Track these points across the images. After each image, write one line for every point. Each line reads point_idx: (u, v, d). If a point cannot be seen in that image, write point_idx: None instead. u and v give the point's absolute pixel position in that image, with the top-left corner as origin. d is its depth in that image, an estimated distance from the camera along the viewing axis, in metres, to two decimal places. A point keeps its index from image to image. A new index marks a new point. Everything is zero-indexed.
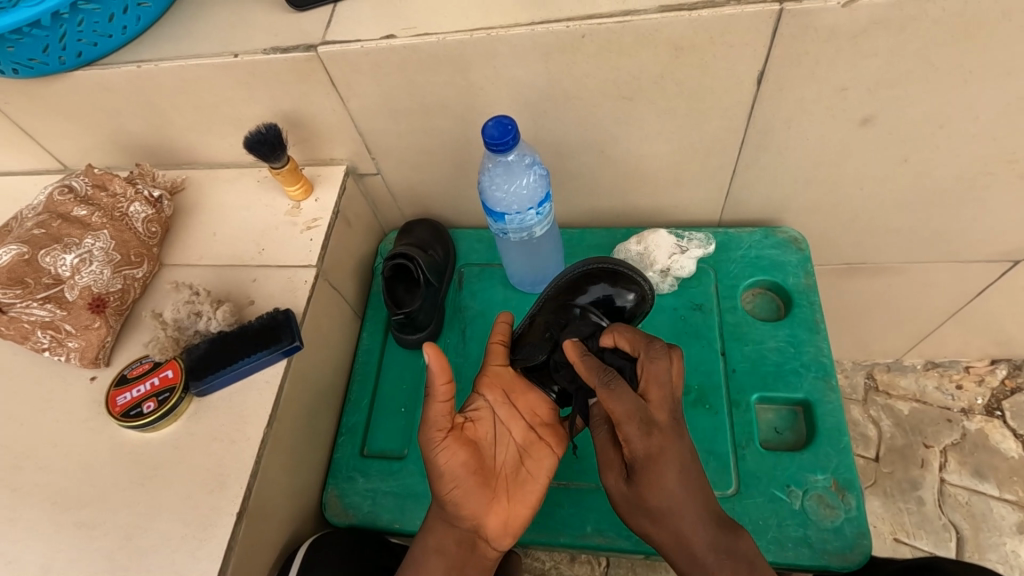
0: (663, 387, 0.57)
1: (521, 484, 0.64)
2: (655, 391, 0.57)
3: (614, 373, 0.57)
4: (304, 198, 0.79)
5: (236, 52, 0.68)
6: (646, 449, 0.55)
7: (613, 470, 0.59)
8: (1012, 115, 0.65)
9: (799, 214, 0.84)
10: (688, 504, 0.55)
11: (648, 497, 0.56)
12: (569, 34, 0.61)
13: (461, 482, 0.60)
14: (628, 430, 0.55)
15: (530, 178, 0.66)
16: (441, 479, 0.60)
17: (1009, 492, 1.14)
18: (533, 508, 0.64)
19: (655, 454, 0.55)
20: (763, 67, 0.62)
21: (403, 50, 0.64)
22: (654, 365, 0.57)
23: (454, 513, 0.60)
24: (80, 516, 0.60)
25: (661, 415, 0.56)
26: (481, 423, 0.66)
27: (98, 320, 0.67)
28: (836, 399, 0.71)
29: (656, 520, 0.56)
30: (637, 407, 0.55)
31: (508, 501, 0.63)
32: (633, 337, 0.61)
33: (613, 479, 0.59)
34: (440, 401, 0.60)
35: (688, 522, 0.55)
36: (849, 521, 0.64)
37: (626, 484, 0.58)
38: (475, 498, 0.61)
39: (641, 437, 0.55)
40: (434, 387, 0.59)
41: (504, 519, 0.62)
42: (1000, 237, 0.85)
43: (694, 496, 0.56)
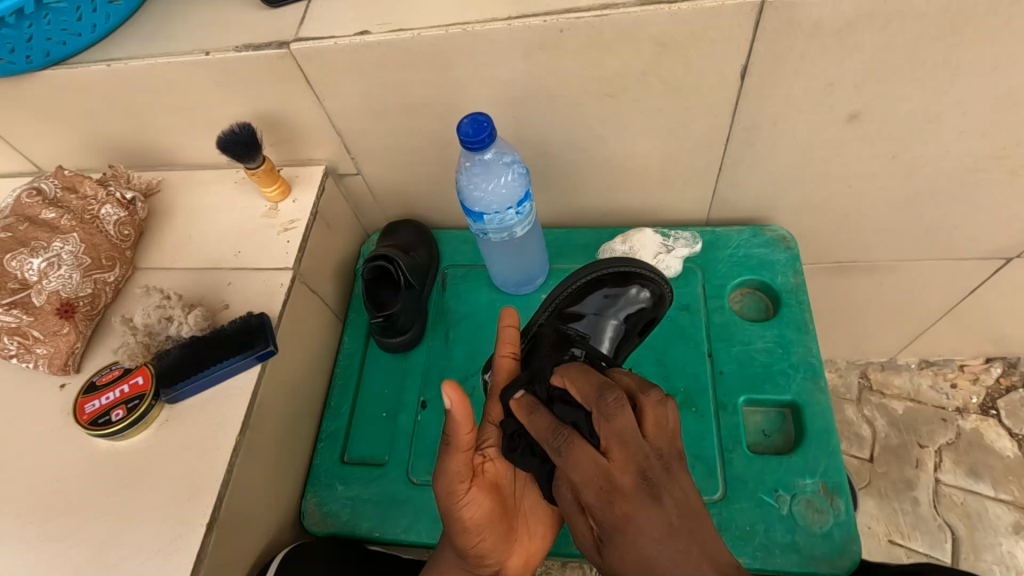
0: (657, 434, 0.49)
1: (541, 518, 0.62)
2: (651, 424, 0.49)
3: (614, 391, 0.50)
4: (281, 200, 0.77)
5: (208, 50, 0.66)
6: (611, 516, 0.48)
7: (585, 533, 0.52)
8: (1002, 110, 0.64)
9: (788, 212, 0.82)
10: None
11: (625, 575, 0.48)
12: (548, 29, 0.59)
13: (488, 533, 0.56)
14: (624, 481, 0.47)
15: (509, 177, 0.65)
16: (467, 533, 0.55)
17: (1005, 492, 1.13)
18: (551, 540, 0.62)
19: (621, 522, 0.47)
20: (747, 62, 0.61)
21: (379, 47, 0.63)
22: (647, 411, 0.50)
23: (478, 563, 0.57)
24: (47, 528, 0.58)
25: (660, 474, 0.47)
26: (499, 460, 0.61)
27: (66, 326, 0.65)
28: (826, 401, 0.69)
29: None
30: (603, 471, 0.48)
31: (528, 537, 0.61)
32: (638, 382, 0.54)
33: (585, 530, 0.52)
34: (461, 451, 0.54)
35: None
36: (837, 526, 0.62)
37: (597, 555, 0.51)
38: (500, 545, 0.57)
39: (603, 503, 0.48)
40: (456, 439, 0.53)
41: (525, 556, 0.60)
42: (993, 234, 0.84)
43: (712, 575, 0.45)
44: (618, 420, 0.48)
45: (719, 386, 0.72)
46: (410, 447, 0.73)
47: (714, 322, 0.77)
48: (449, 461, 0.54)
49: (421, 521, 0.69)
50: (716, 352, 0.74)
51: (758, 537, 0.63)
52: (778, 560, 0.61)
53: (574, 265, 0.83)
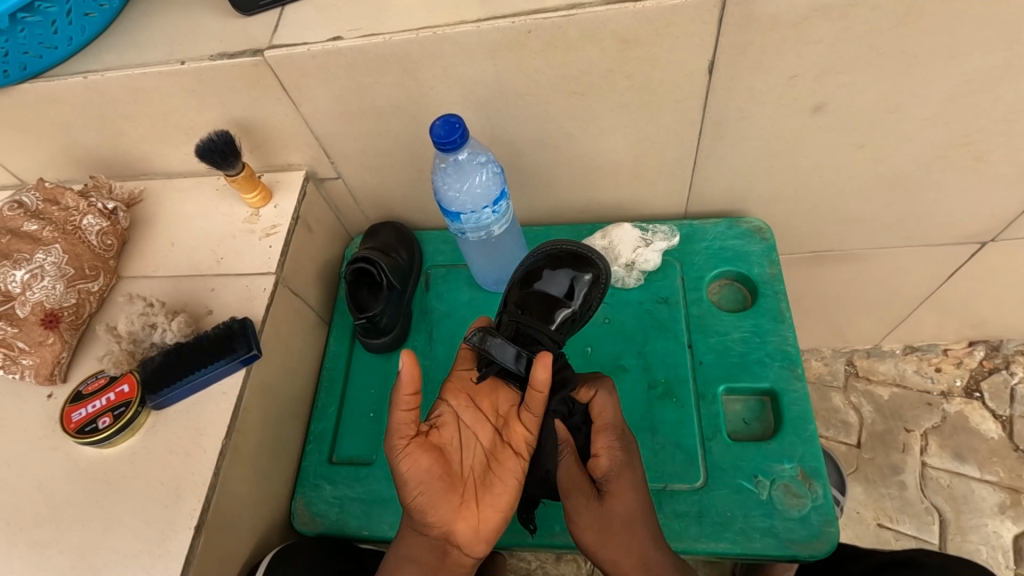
0: (616, 428, 0.61)
1: (489, 488, 0.59)
2: (605, 417, 0.62)
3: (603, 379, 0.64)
4: (262, 205, 0.78)
5: (183, 59, 0.67)
6: (613, 467, 0.61)
7: (579, 488, 0.60)
8: (963, 97, 0.65)
9: (763, 203, 0.83)
10: (641, 525, 0.59)
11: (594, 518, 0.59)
12: (516, 30, 0.60)
13: (429, 490, 0.56)
14: (613, 442, 0.61)
15: (483, 176, 0.66)
16: (405, 488, 0.55)
17: (990, 473, 1.14)
18: (508, 512, 0.59)
19: (615, 477, 0.60)
20: (712, 57, 0.62)
21: (351, 52, 0.64)
22: (606, 402, 0.62)
23: (423, 522, 0.57)
24: (35, 535, 0.59)
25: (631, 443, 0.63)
26: (446, 427, 0.60)
27: (51, 336, 0.66)
28: (802, 388, 0.71)
29: (618, 538, 0.58)
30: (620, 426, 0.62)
31: (479, 505, 0.58)
32: (587, 378, 0.65)
33: (581, 503, 0.59)
34: (403, 410, 0.55)
35: (636, 544, 0.58)
36: (815, 509, 0.64)
37: (597, 506, 0.59)
38: (442, 506, 0.56)
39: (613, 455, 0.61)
40: (403, 394, 0.54)
41: (475, 524, 0.58)
42: (967, 219, 0.85)
43: (646, 529, 0.59)
44: (604, 418, 0.62)
45: (698, 376, 0.73)
46: None
47: (692, 314, 0.78)
48: (395, 416, 0.55)
49: None
50: (695, 344, 0.75)
51: (737, 522, 0.64)
52: (757, 544, 0.63)
53: None
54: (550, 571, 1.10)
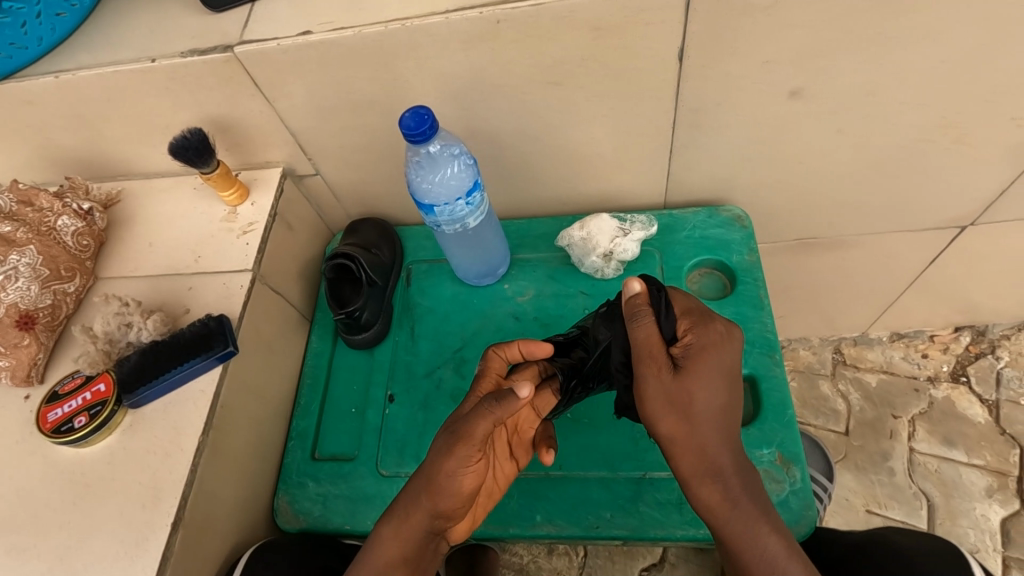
0: (696, 310, 0.60)
1: (488, 497, 0.62)
2: (683, 302, 0.61)
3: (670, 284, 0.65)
4: (240, 203, 0.78)
5: (154, 57, 0.67)
6: (711, 338, 0.57)
7: (654, 363, 0.56)
8: (935, 80, 0.65)
9: (741, 191, 0.83)
10: (724, 410, 0.56)
11: (694, 394, 0.55)
12: (485, 21, 0.60)
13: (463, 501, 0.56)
14: (692, 320, 0.59)
15: (456, 168, 0.66)
16: (450, 496, 0.55)
17: (977, 457, 1.15)
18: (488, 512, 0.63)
19: (715, 348, 0.57)
20: (683, 44, 0.62)
21: (322, 46, 0.63)
22: (682, 293, 0.63)
23: (433, 525, 0.57)
24: (15, 538, 0.59)
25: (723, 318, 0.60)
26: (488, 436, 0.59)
27: (27, 338, 0.66)
28: (781, 373, 0.71)
29: (694, 417, 0.55)
30: (695, 306, 0.61)
31: (477, 507, 0.61)
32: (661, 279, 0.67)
33: (652, 374, 0.56)
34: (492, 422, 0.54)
35: (715, 429, 0.56)
36: (794, 494, 0.64)
37: (674, 377, 0.56)
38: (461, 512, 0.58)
39: (700, 328, 0.58)
40: (506, 412, 0.54)
41: (470, 521, 0.61)
42: (946, 204, 0.85)
43: (725, 417, 0.56)
44: (686, 300, 0.62)
45: None
46: (379, 442, 0.74)
47: None
48: (481, 424, 0.54)
49: None
50: None
51: None
52: None
53: (535, 255, 0.84)
54: (542, 564, 1.10)
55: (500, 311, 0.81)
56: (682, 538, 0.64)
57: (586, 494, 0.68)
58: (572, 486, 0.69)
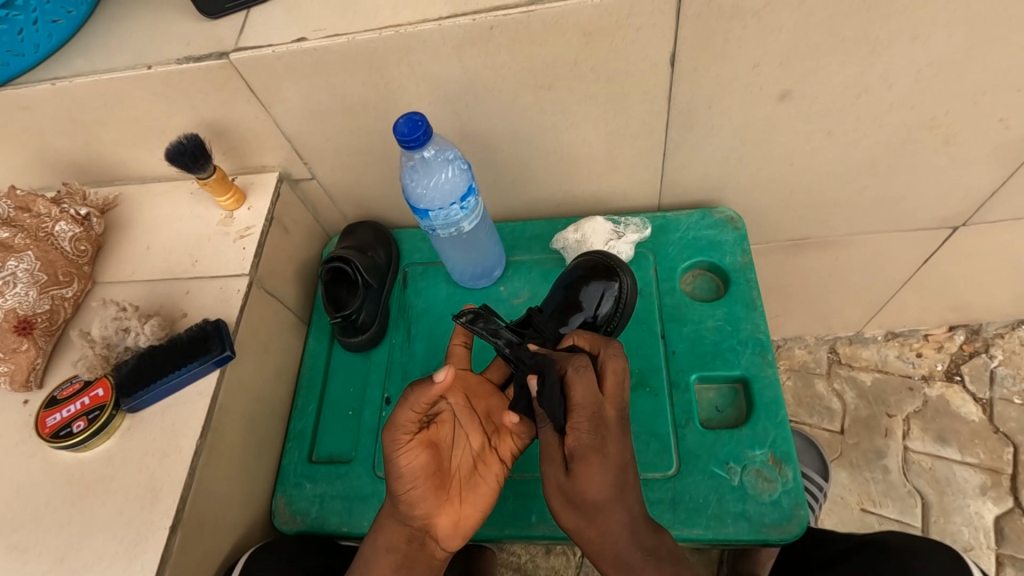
0: (592, 406, 0.53)
1: (475, 486, 0.62)
2: (581, 392, 0.53)
3: (580, 357, 0.55)
4: (236, 207, 0.78)
5: (150, 63, 0.67)
6: (594, 440, 0.53)
7: (552, 461, 0.55)
8: (923, 82, 0.66)
9: (733, 193, 0.84)
10: (616, 504, 0.53)
11: (586, 494, 0.53)
12: (478, 27, 0.61)
13: (421, 484, 0.57)
14: (580, 417, 0.53)
15: (451, 173, 0.66)
16: (400, 479, 0.57)
17: (971, 455, 1.16)
18: (485, 512, 0.62)
19: (592, 453, 0.52)
20: (674, 49, 0.63)
21: (316, 52, 0.64)
22: (579, 376, 0.53)
23: (407, 513, 0.58)
24: (14, 539, 0.60)
25: (613, 411, 0.54)
26: (443, 425, 0.62)
27: (25, 343, 0.66)
28: (773, 373, 0.71)
29: (586, 514, 0.54)
30: (596, 399, 0.53)
31: (461, 502, 0.61)
32: (590, 339, 0.60)
33: (554, 475, 0.56)
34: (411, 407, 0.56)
35: (620, 520, 0.54)
36: (786, 493, 0.64)
37: (568, 479, 0.54)
38: (429, 500, 0.58)
39: (591, 428, 0.52)
40: (420, 399, 0.55)
41: (455, 519, 0.60)
42: (937, 204, 0.86)
43: (625, 507, 0.54)
44: (580, 388, 0.53)
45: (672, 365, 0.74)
46: (375, 443, 0.75)
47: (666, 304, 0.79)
48: (400, 411, 0.56)
49: None
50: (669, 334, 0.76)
51: (710, 507, 0.65)
52: (730, 529, 0.63)
53: (530, 257, 0.84)
54: (540, 564, 1.11)
55: (495, 313, 0.81)
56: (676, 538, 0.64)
57: None
58: None
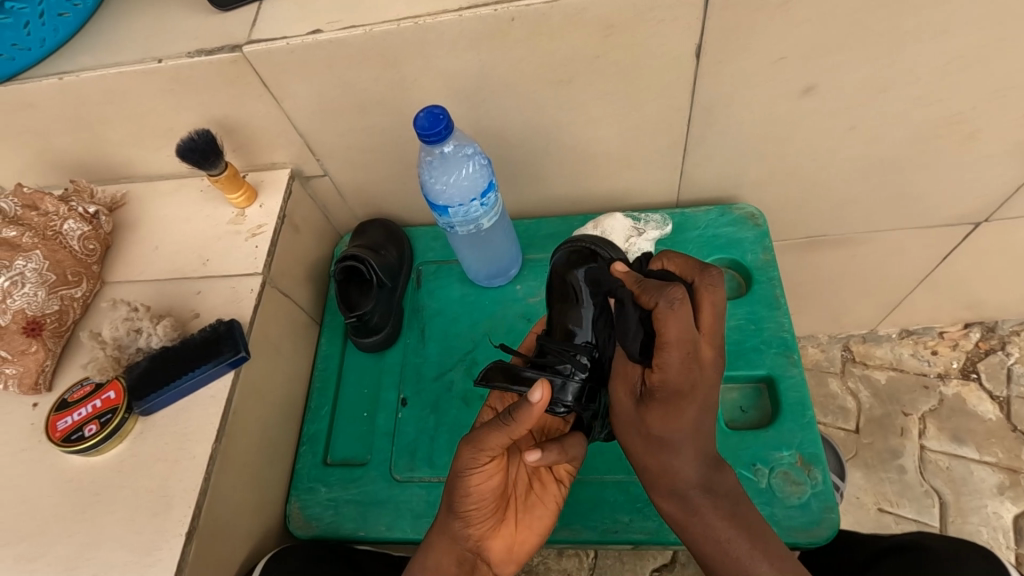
0: (688, 343, 0.49)
1: (530, 509, 0.62)
2: (675, 330, 0.48)
3: (677, 288, 0.50)
4: (248, 205, 0.77)
5: (160, 57, 0.66)
6: (682, 384, 0.50)
7: (625, 382, 0.55)
8: (952, 74, 0.64)
9: (753, 189, 0.82)
10: (686, 445, 0.52)
11: (653, 428, 0.52)
12: (498, 19, 0.59)
13: (487, 507, 0.56)
14: (668, 357, 0.49)
15: (470, 169, 0.65)
16: (468, 499, 0.55)
17: (988, 454, 1.14)
18: (541, 539, 0.61)
19: (688, 391, 0.50)
20: (699, 40, 0.61)
21: (331, 45, 0.62)
22: (671, 313, 0.48)
23: (460, 533, 0.57)
24: (23, 548, 0.58)
25: (709, 351, 0.51)
26: None
27: (34, 344, 0.65)
28: (799, 373, 0.70)
29: (654, 448, 0.53)
30: (691, 335, 0.49)
31: (517, 524, 0.61)
32: (649, 287, 0.51)
33: (622, 392, 0.56)
34: (506, 434, 0.52)
35: (683, 459, 0.53)
36: (815, 496, 0.63)
37: (638, 412, 0.53)
38: (490, 522, 0.58)
39: (682, 368, 0.49)
40: (519, 427, 0.51)
41: (510, 542, 0.60)
42: (958, 200, 0.85)
43: (695, 444, 0.52)
44: (671, 329, 0.48)
45: None
46: (391, 446, 0.73)
47: None
48: (493, 437, 0.52)
49: (402, 518, 0.69)
50: None
51: None
52: None
53: (546, 255, 0.83)
54: (552, 566, 1.09)
55: (512, 312, 0.80)
56: None
57: (602, 497, 0.67)
58: (588, 490, 0.68)
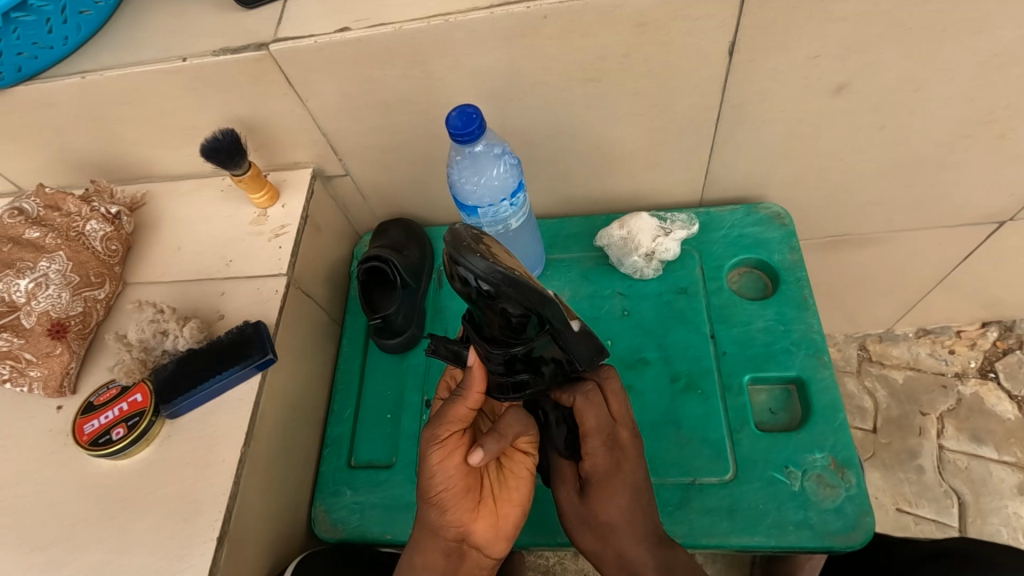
0: (602, 431, 0.54)
1: (506, 483, 0.60)
2: (593, 419, 0.54)
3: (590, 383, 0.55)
4: (270, 205, 0.76)
5: (184, 55, 0.65)
6: (604, 468, 0.55)
7: (566, 484, 0.58)
8: (988, 73, 0.63)
9: (780, 188, 0.82)
10: (632, 529, 0.55)
11: (598, 516, 0.55)
12: (530, 16, 0.58)
13: (457, 487, 0.55)
14: (593, 443, 0.54)
15: (499, 169, 0.64)
16: (435, 480, 0.55)
17: (1007, 454, 1.14)
18: (523, 514, 0.59)
19: (615, 472, 0.55)
20: (732, 39, 0.60)
21: (358, 44, 0.61)
22: (589, 403, 0.54)
23: (439, 522, 0.56)
24: (52, 553, 0.57)
25: (625, 432, 0.56)
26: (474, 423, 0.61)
27: (59, 347, 0.64)
28: (829, 375, 0.69)
29: (600, 537, 0.56)
30: (609, 422, 0.55)
31: (499, 504, 0.59)
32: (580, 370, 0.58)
33: (565, 494, 0.58)
34: (461, 403, 0.55)
35: (633, 542, 0.55)
36: (849, 500, 0.62)
37: (580, 501, 0.57)
38: (463, 503, 0.56)
39: (603, 453, 0.55)
40: (471, 392, 0.54)
41: (492, 521, 0.58)
42: (986, 199, 0.84)
43: (636, 528, 0.55)
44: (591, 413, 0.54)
45: (723, 366, 0.72)
46: (417, 449, 0.73)
47: (713, 304, 0.76)
48: (452, 408, 0.55)
49: None
50: (718, 334, 0.74)
51: (770, 515, 0.63)
52: (791, 537, 0.61)
53: (569, 256, 0.83)
54: (568, 567, 1.09)
55: None
56: (735, 546, 0.62)
57: None
58: None
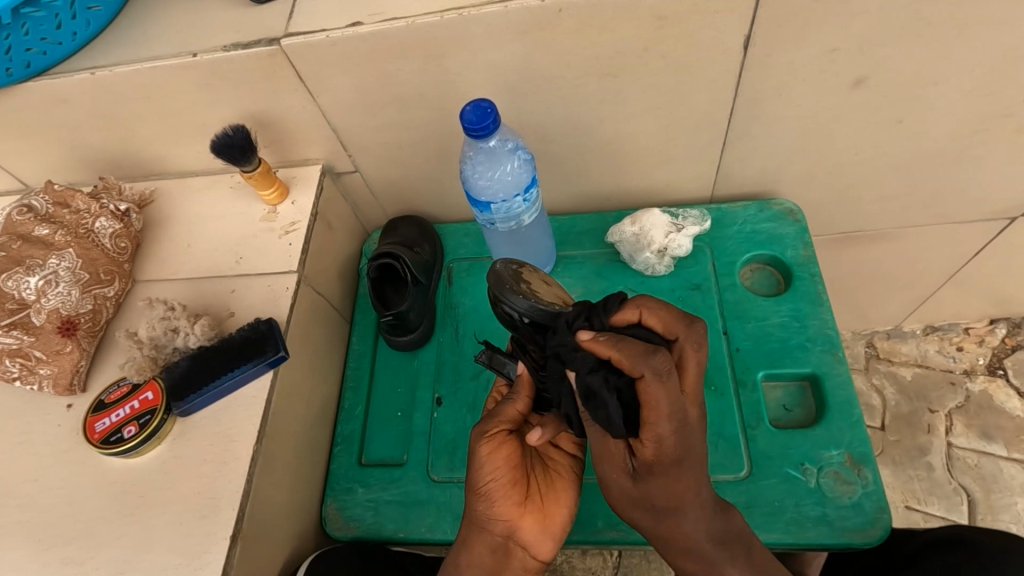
0: (673, 416, 0.45)
1: (551, 484, 0.60)
2: (659, 404, 0.44)
3: (663, 355, 0.45)
4: (280, 202, 0.75)
5: (195, 51, 0.64)
6: (671, 454, 0.47)
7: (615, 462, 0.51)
8: (1006, 66, 0.63)
9: (793, 184, 0.81)
10: (695, 502, 0.51)
11: (653, 500, 0.50)
12: (545, 10, 0.58)
13: (507, 480, 0.56)
14: (660, 430, 0.45)
15: (514, 165, 0.64)
16: (484, 470, 0.55)
17: (1017, 451, 1.13)
18: (569, 515, 0.60)
19: (682, 457, 0.47)
20: (748, 32, 0.60)
21: (371, 38, 0.61)
22: (659, 383, 0.44)
23: (487, 514, 0.56)
24: (66, 552, 0.57)
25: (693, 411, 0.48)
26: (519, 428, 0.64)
27: (69, 344, 0.64)
28: (845, 371, 0.69)
29: (653, 514, 0.52)
30: (675, 406, 0.45)
31: (546, 503, 0.59)
32: (667, 321, 0.50)
33: (611, 471, 0.52)
34: (515, 401, 0.58)
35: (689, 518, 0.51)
36: (867, 496, 0.62)
37: (631, 483, 0.51)
38: (512, 498, 0.56)
39: (675, 438, 0.46)
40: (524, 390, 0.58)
41: (540, 519, 0.58)
42: (999, 195, 0.83)
43: (697, 509, 0.51)
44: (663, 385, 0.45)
45: (737, 362, 0.71)
46: (429, 447, 0.72)
47: (726, 300, 0.76)
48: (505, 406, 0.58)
49: (446, 519, 0.68)
50: (731, 330, 0.74)
51: (787, 512, 0.62)
52: (810, 533, 0.61)
53: (582, 253, 0.82)
54: (577, 566, 1.08)
55: None
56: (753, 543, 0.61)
57: None
58: None
